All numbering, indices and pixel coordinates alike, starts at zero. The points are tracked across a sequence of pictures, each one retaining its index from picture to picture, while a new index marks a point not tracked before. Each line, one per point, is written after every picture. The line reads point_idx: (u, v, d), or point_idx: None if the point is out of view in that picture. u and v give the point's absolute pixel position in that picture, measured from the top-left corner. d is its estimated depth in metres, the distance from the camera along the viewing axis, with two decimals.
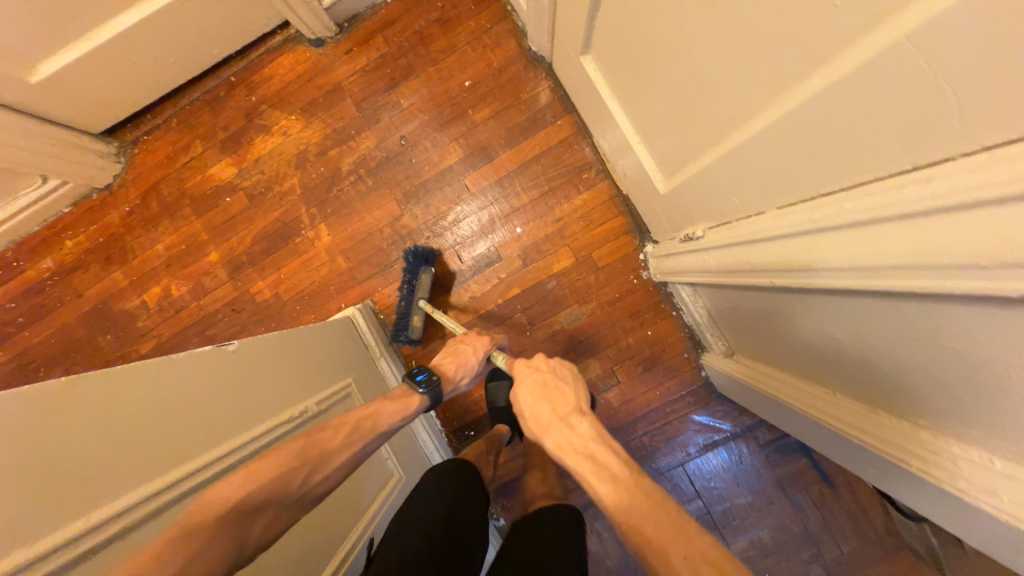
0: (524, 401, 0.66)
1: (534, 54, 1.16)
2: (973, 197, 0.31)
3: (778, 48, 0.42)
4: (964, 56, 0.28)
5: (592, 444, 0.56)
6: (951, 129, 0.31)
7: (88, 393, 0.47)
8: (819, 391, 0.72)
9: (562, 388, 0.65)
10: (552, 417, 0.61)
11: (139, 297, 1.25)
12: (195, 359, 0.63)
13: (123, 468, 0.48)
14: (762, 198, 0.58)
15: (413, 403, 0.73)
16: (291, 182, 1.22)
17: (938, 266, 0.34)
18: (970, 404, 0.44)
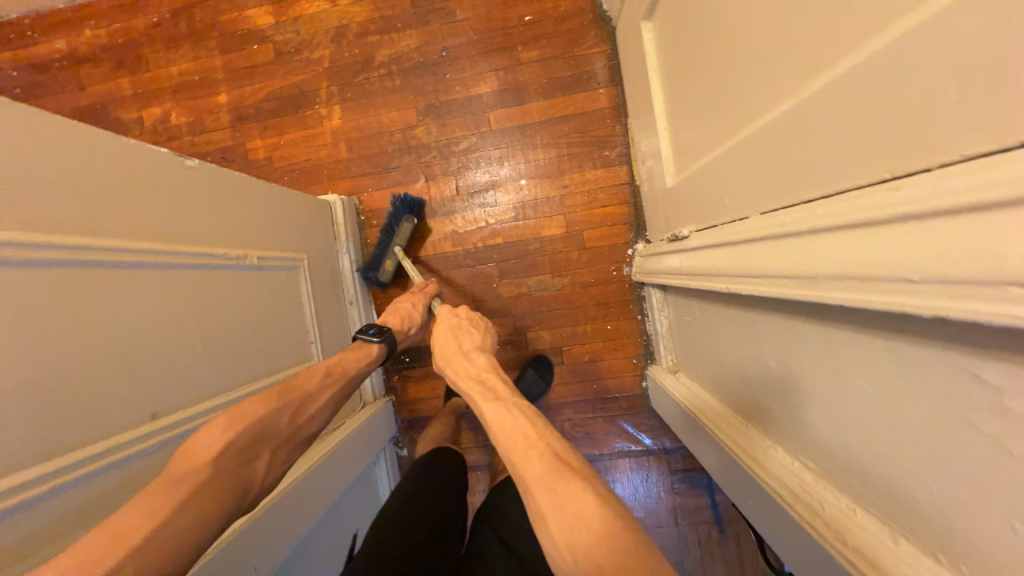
0: (437, 340, 0.76)
1: (603, 13, 1.11)
2: (930, 207, 0.30)
3: (813, 25, 0.40)
4: (972, 43, 0.26)
5: (484, 370, 0.65)
6: (938, 131, 0.30)
7: (22, 124, 0.47)
8: (756, 435, 0.62)
9: (470, 330, 0.77)
10: (456, 351, 0.71)
11: (137, 110, 1.23)
12: (148, 156, 0.62)
13: (32, 208, 0.48)
14: (749, 201, 0.55)
15: (373, 350, 0.80)
16: (321, 53, 1.19)
17: (876, 278, 0.33)
18: (914, 479, 0.36)
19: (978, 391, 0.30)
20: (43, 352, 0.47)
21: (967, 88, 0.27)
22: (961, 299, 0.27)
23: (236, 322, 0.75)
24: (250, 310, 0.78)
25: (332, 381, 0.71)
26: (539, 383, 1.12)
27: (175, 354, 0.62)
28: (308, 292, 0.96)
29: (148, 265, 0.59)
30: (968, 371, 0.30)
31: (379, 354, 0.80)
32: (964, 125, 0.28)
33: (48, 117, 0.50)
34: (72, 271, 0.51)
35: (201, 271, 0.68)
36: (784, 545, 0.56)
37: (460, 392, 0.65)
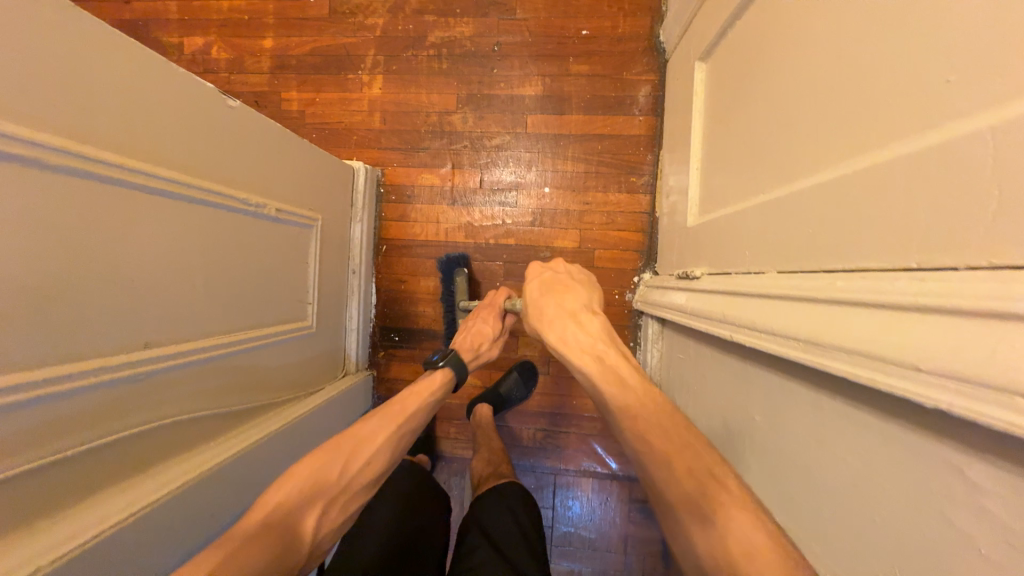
0: (535, 301, 0.75)
1: (658, 43, 1.12)
2: (950, 302, 0.31)
3: (871, 108, 0.41)
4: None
5: (598, 342, 0.66)
6: (972, 234, 0.31)
7: (79, 32, 0.47)
8: None
9: (570, 288, 0.76)
10: (563, 314, 0.71)
11: (179, 36, 1.22)
12: (189, 86, 0.61)
13: (73, 113, 0.47)
14: (769, 257, 0.57)
15: (438, 379, 0.79)
16: (376, 21, 1.18)
17: (882, 358, 0.34)
18: (874, 553, 0.38)
19: (961, 486, 0.31)
20: (53, 260, 0.47)
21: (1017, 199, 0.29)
22: (962, 397, 0.29)
23: (242, 268, 0.74)
24: (258, 258, 0.78)
25: (392, 419, 0.69)
26: (521, 391, 1.11)
27: (180, 286, 0.62)
28: (315, 253, 0.95)
29: (174, 194, 0.59)
30: (956, 467, 0.31)
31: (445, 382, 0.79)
32: (999, 232, 0.30)
33: (105, 30, 0.50)
34: (100, 187, 0.51)
35: (220, 211, 0.68)
36: None
37: (569, 362, 0.67)
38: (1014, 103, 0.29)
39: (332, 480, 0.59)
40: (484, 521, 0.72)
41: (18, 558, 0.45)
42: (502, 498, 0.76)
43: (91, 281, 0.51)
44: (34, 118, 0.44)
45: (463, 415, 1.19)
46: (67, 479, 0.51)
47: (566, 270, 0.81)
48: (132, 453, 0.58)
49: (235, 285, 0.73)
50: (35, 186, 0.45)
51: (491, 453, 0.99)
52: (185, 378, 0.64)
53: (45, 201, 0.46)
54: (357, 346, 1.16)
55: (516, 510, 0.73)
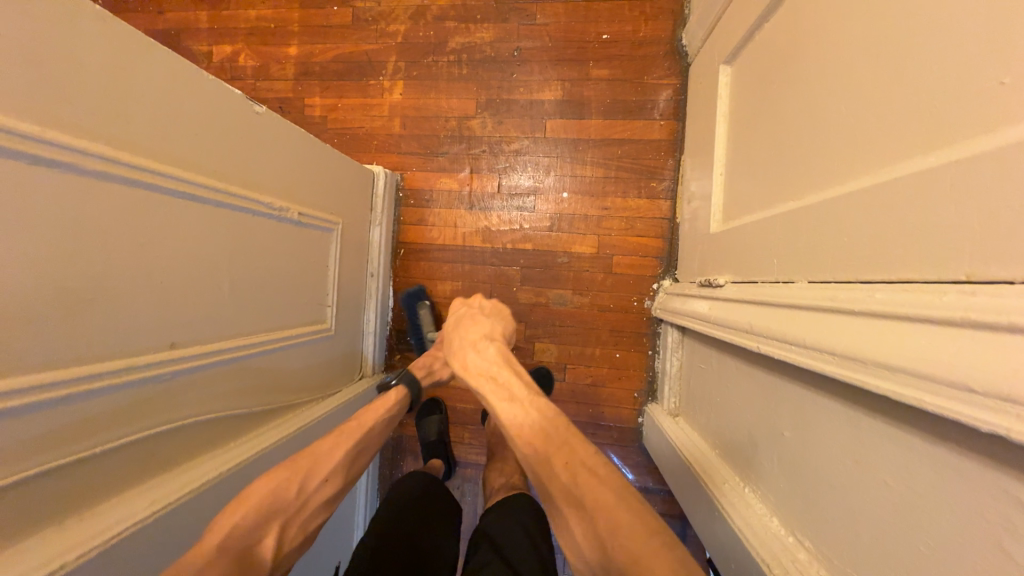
0: (446, 335, 0.76)
1: (681, 47, 1.11)
2: (1004, 320, 0.29)
3: (913, 113, 0.40)
4: None
5: (495, 364, 0.64)
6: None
7: (118, 42, 0.49)
8: (749, 497, 0.62)
9: (477, 319, 0.76)
10: (466, 344, 0.70)
11: (209, 44, 1.25)
12: (220, 94, 0.63)
13: (110, 119, 0.49)
14: (799, 266, 0.55)
15: (391, 396, 0.81)
16: (397, 27, 1.20)
17: (927, 376, 0.33)
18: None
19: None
20: (87, 262, 0.48)
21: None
22: (1020, 419, 0.27)
23: (266, 272, 0.76)
24: (281, 262, 0.79)
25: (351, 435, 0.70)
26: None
27: (206, 289, 0.64)
28: (336, 256, 0.96)
29: (203, 198, 0.61)
30: (1019, 498, 0.29)
31: (399, 397, 0.81)
32: None
33: (142, 40, 0.51)
34: (134, 191, 0.52)
35: (246, 215, 0.70)
36: None
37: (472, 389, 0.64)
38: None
39: (289, 501, 0.58)
40: (494, 533, 0.70)
41: (46, 553, 0.46)
42: (514, 513, 0.75)
43: (124, 282, 0.52)
44: (76, 124, 0.46)
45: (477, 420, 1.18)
46: (95, 476, 0.52)
47: (481, 304, 0.83)
48: (158, 451, 0.59)
49: (259, 287, 0.74)
50: (74, 189, 0.46)
51: (505, 460, 0.98)
52: (208, 379, 0.65)
53: (84, 204, 0.47)
54: (374, 349, 1.17)
55: (529, 527, 0.72)
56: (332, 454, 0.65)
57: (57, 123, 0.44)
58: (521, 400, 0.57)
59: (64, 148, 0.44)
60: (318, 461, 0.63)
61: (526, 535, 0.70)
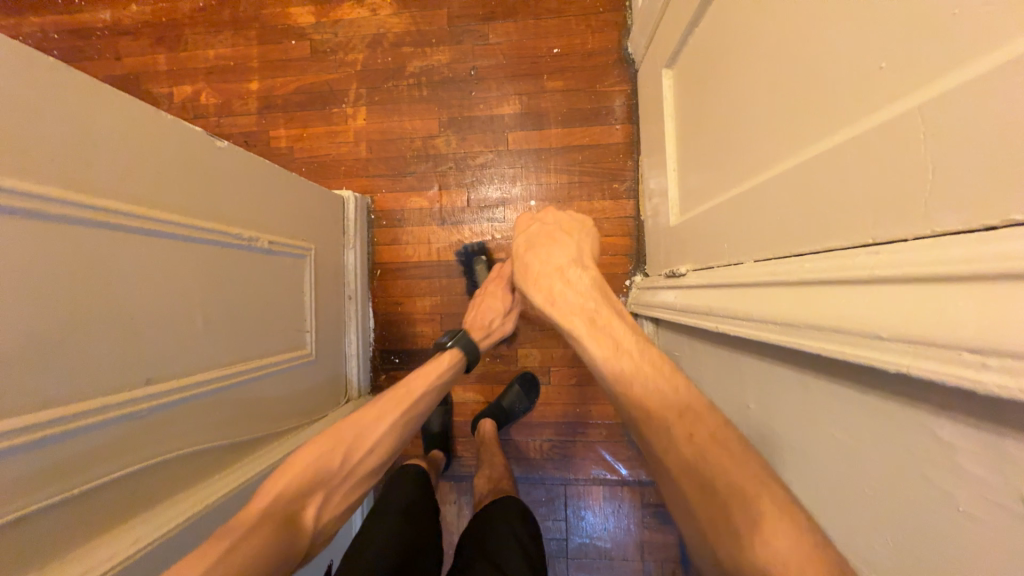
0: (522, 257, 0.78)
1: (627, 55, 1.17)
2: (900, 273, 0.33)
3: (820, 97, 0.44)
4: (949, 136, 0.30)
5: (589, 297, 0.67)
6: (915, 205, 0.33)
7: (74, 90, 0.50)
8: None
9: (558, 243, 0.78)
10: (550, 270, 0.73)
11: (169, 86, 1.27)
12: (178, 130, 0.64)
13: (66, 162, 0.50)
14: (747, 247, 0.58)
15: (448, 356, 0.86)
16: (356, 56, 1.23)
17: (847, 330, 0.36)
18: (866, 528, 0.39)
19: (938, 448, 0.31)
20: (49, 305, 0.48)
21: (960, 168, 0.30)
22: (914, 358, 0.30)
23: (240, 301, 0.76)
24: (253, 290, 0.80)
25: (397, 401, 0.74)
26: (524, 403, 1.13)
27: (176, 323, 0.64)
28: (310, 282, 0.97)
29: (170, 233, 0.62)
30: (935, 432, 0.31)
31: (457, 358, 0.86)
32: (939, 201, 0.32)
33: (98, 86, 0.53)
34: (99, 232, 0.53)
35: (216, 246, 0.71)
36: None
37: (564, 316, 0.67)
38: (945, 79, 0.31)
39: (337, 468, 0.64)
40: (482, 537, 0.71)
41: None
42: (503, 515, 0.75)
43: (95, 322, 0.53)
44: (36, 172, 0.47)
45: (468, 432, 1.19)
46: (69, 521, 0.51)
47: (558, 225, 0.83)
48: (138, 490, 0.59)
49: (234, 318, 0.75)
50: (38, 234, 0.47)
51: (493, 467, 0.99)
52: (184, 414, 0.65)
53: (50, 247, 0.48)
54: (358, 371, 1.17)
55: (518, 531, 0.73)
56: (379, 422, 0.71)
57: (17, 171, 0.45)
58: (611, 338, 0.60)
59: (24, 195, 0.45)
60: (365, 430, 0.69)
61: (512, 537, 0.71)
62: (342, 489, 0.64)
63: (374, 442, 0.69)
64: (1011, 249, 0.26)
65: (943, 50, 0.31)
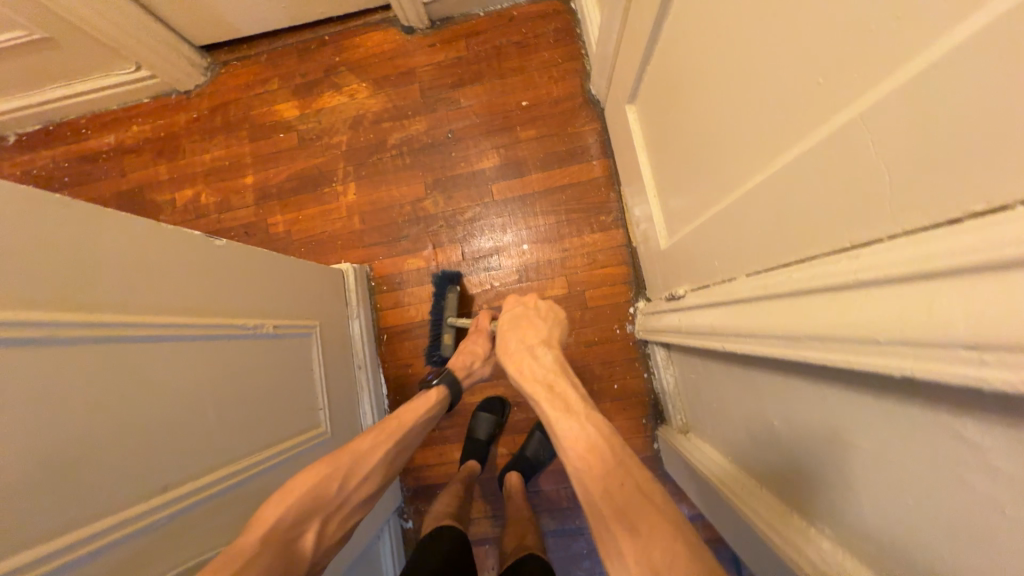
0: (502, 332, 0.81)
1: (592, 97, 1.23)
2: (880, 274, 0.33)
3: (770, 115, 0.46)
4: (891, 141, 0.32)
5: (551, 372, 0.69)
6: (879, 207, 0.34)
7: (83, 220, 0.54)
8: (769, 499, 0.60)
9: (533, 323, 0.81)
10: (521, 347, 0.75)
11: (171, 192, 1.35)
12: (177, 238, 0.67)
13: (78, 287, 0.53)
14: (737, 262, 0.59)
15: (431, 395, 0.86)
16: (340, 138, 1.32)
17: (843, 337, 0.35)
18: (919, 545, 0.36)
19: (967, 449, 0.30)
20: (62, 423, 0.49)
21: (909, 169, 0.31)
22: (913, 359, 0.29)
23: (250, 390, 0.77)
24: (261, 376, 0.80)
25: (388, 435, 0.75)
26: (548, 450, 1.10)
27: (188, 423, 0.64)
28: (318, 358, 0.98)
29: (177, 336, 0.64)
30: (961, 435, 0.30)
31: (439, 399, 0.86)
32: (899, 200, 0.32)
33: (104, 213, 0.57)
34: (112, 346, 0.55)
35: (222, 340, 0.73)
36: None
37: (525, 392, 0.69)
38: (875, 90, 0.32)
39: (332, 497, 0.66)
40: None
41: None
42: None
43: (111, 435, 0.54)
44: (52, 301, 0.50)
45: (495, 488, 1.14)
46: None
47: (537, 306, 0.87)
48: None
49: (246, 407, 0.75)
50: (54, 358, 0.49)
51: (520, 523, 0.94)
52: (201, 515, 0.63)
53: (66, 369, 0.50)
54: None
55: None
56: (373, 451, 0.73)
57: (35, 304, 0.48)
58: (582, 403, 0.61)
59: (41, 324, 0.48)
60: (360, 457, 0.71)
61: None
62: (336, 518, 0.67)
63: (368, 469, 0.72)
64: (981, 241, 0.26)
65: (866, 64, 0.33)
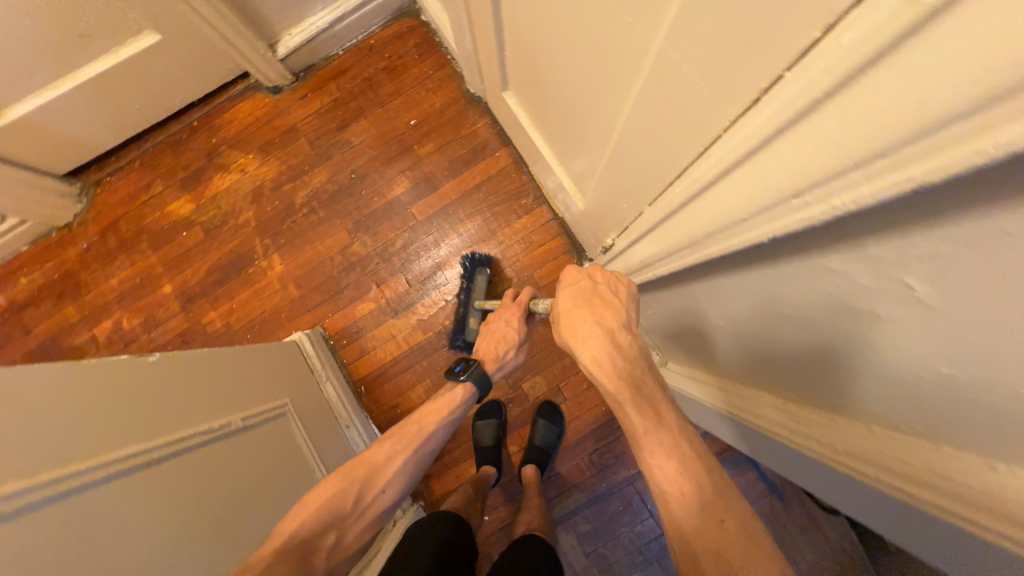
0: (566, 312, 0.62)
1: (472, 95, 1.27)
2: (716, 169, 0.37)
3: (607, 63, 0.50)
4: (682, 57, 0.36)
5: (640, 371, 0.55)
6: (699, 114, 0.39)
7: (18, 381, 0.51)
8: (744, 390, 0.66)
9: (607, 300, 0.61)
10: (600, 333, 0.58)
11: (88, 331, 1.25)
12: (105, 367, 0.63)
13: (27, 450, 0.50)
14: (637, 197, 0.64)
15: (459, 392, 0.80)
16: (246, 215, 1.28)
17: (715, 231, 0.40)
18: (846, 374, 0.41)
19: (833, 280, 0.35)
20: None
21: (702, 76, 0.36)
22: (758, 228, 0.34)
23: (241, 490, 0.74)
24: (247, 472, 0.78)
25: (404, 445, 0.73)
26: (556, 433, 1.13)
27: (183, 544, 0.61)
28: (302, 432, 0.96)
29: (145, 462, 0.61)
30: (828, 266, 0.35)
31: (467, 395, 0.80)
32: (705, 103, 0.37)
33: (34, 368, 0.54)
34: (81, 496, 0.52)
35: (194, 452, 0.70)
36: (812, 481, 0.58)
37: (596, 383, 0.57)
38: (662, 16, 0.36)
39: (347, 512, 0.65)
40: None
41: None
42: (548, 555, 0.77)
43: None
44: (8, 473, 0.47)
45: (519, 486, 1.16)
46: None
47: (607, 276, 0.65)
48: None
49: (242, 509, 0.73)
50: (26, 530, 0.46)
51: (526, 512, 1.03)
52: None
53: (43, 536, 0.47)
54: None
55: None
56: (387, 464, 0.71)
57: None
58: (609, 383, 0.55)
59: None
60: (373, 472, 0.69)
61: None
62: (352, 531, 0.66)
63: (385, 482, 0.70)
64: (764, 116, 0.30)
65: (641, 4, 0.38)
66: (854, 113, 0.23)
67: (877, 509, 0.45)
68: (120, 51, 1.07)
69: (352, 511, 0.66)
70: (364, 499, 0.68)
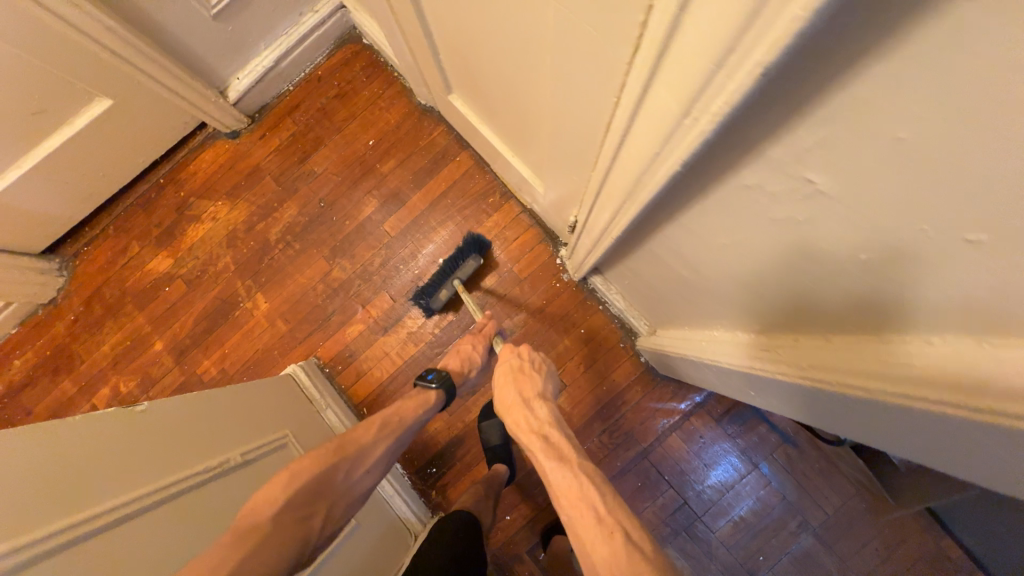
0: (499, 386, 0.76)
1: (423, 106, 1.30)
2: (624, 114, 0.39)
3: (518, 39, 0.52)
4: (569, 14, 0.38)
5: (547, 426, 0.67)
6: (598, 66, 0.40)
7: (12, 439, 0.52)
8: (716, 334, 0.67)
9: (530, 374, 0.76)
10: (519, 400, 0.71)
11: (87, 402, 1.26)
12: (101, 418, 0.64)
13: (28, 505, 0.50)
14: (580, 166, 0.65)
15: (431, 396, 0.84)
16: (223, 261, 1.30)
17: (642, 171, 0.41)
18: (790, 288, 0.42)
19: (757, 194, 0.36)
20: None
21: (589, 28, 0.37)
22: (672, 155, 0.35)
23: None
24: None
25: (386, 428, 0.75)
26: None
27: None
28: None
29: (149, 504, 0.61)
30: (745, 183, 0.36)
31: (437, 400, 0.84)
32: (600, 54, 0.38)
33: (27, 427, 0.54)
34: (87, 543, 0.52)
35: (199, 489, 0.70)
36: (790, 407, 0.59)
37: (521, 445, 0.67)
38: None
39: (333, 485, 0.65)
40: None
41: None
42: None
43: None
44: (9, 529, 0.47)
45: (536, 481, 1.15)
46: None
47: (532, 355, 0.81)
48: None
49: None
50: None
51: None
52: None
53: None
54: (410, 505, 1.11)
55: None
56: (372, 444, 0.72)
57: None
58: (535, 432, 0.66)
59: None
60: (359, 451, 0.70)
61: None
62: (341, 502, 0.66)
63: (368, 460, 0.71)
64: (644, 50, 0.31)
65: None
66: (707, 16, 0.24)
67: (842, 416, 0.47)
68: (75, 122, 1.09)
69: (339, 490, 0.66)
70: (351, 471, 0.68)
